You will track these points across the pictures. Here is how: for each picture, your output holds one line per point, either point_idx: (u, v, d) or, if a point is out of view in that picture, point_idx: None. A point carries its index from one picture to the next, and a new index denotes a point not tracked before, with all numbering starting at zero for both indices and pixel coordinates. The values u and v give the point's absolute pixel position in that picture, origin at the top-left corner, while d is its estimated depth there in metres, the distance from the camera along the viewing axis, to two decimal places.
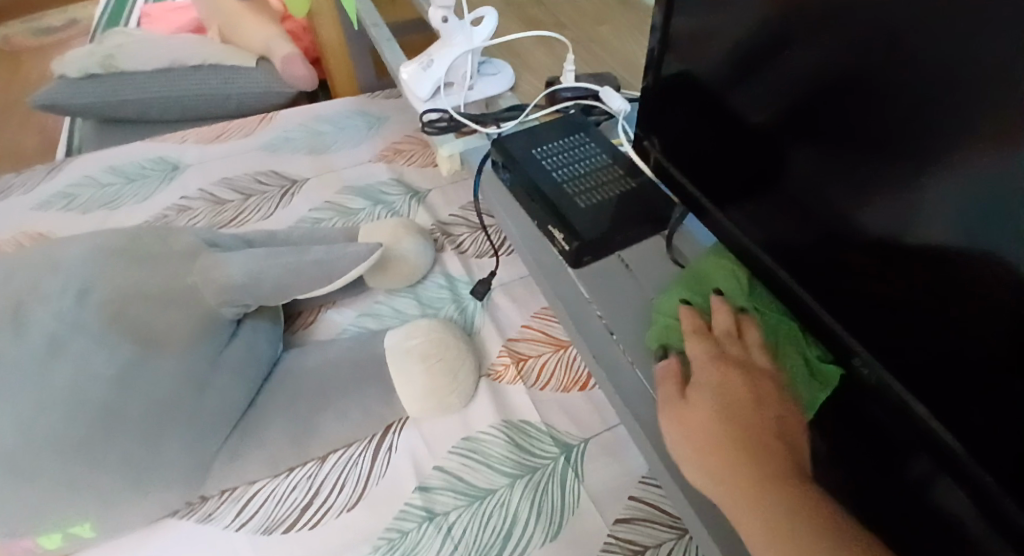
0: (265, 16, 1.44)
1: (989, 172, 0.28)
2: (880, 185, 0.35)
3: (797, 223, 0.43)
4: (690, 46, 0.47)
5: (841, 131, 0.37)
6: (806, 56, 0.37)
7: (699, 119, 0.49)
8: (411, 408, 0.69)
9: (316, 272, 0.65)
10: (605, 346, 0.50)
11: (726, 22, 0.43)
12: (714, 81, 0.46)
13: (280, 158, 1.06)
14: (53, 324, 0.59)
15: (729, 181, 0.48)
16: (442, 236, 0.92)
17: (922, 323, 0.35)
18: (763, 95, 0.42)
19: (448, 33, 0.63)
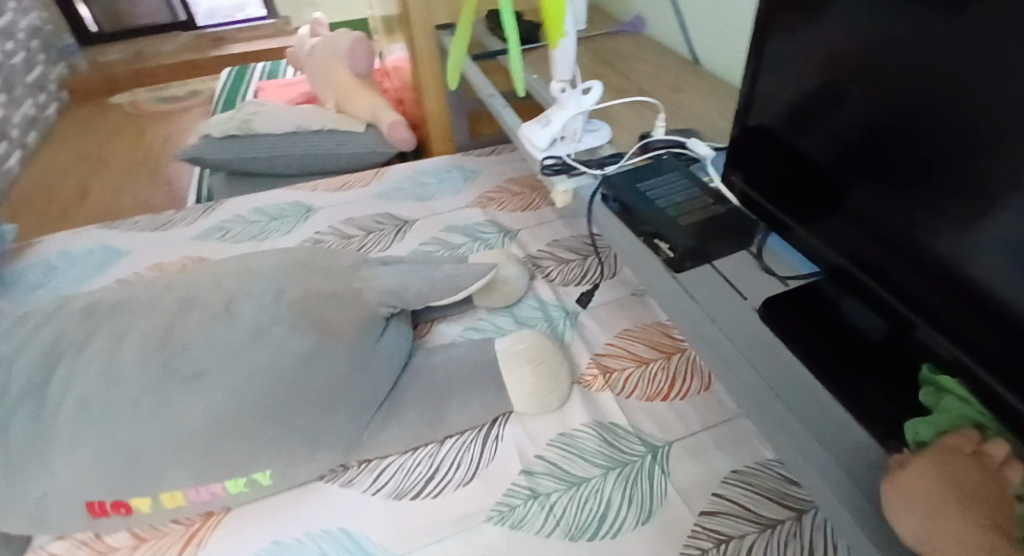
0: (374, 90, 1.69)
1: (1010, 177, 0.40)
2: (937, 200, 0.47)
3: (869, 235, 0.54)
4: (768, 103, 0.61)
5: (904, 163, 0.49)
6: (864, 106, 0.51)
7: (781, 160, 0.62)
8: (517, 402, 0.81)
9: (448, 283, 0.81)
10: (705, 327, 0.59)
11: (799, 85, 0.57)
12: (790, 129, 0.60)
13: (393, 203, 1.25)
14: (255, 314, 0.75)
15: (808, 204, 0.60)
16: (533, 267, 1.07)
17: (979, 304, 0.45)
18: (836, 138, 0.55)
19: (563, 99, 0.80)
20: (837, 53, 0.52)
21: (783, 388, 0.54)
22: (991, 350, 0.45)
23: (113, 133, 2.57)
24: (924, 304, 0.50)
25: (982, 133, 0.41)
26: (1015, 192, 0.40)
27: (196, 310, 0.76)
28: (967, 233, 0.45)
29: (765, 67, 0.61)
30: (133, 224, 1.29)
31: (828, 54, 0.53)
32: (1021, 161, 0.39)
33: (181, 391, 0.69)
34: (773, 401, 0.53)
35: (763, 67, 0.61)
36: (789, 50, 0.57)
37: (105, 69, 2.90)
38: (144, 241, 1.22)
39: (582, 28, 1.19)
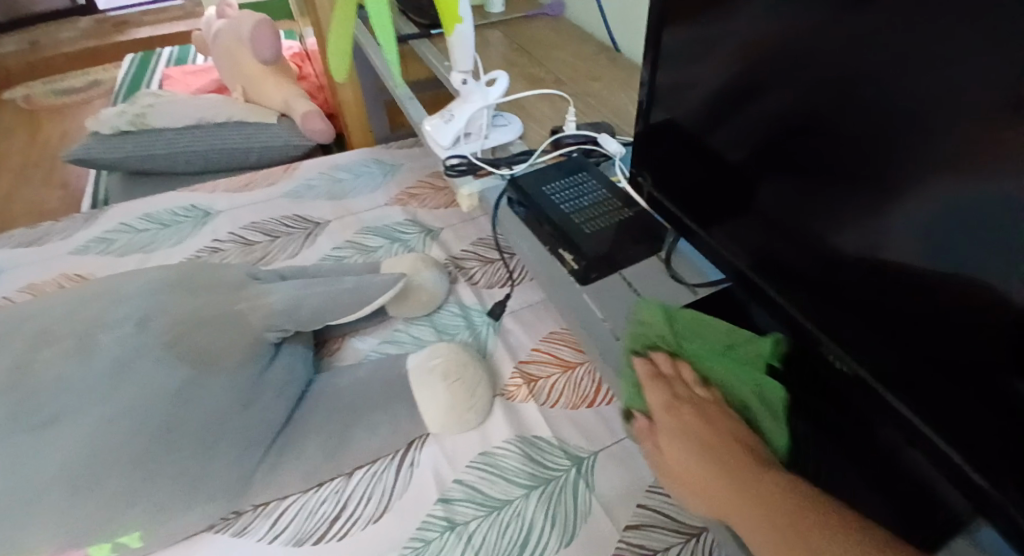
0: (285, 78, 1.57)
1: (918, 185, 0.36)
2: (834, 205, 0.44)
3: (769, 240, 0.51)
4: (675, 97, 0.56)
5: (804, 166, 0.45)
6: (770, 102, 0.46)
7: (684, 158, 0.58)
8: (433, 422, 0.75)
9: (351, 296, 0.73)
10: (611, 346, 0.56)
11: (703, 78, 0.52)
12: (698, 125, 0.55)
13: (304, 204, 1.15)
14: (119, 347, 0.66)
15: (712, 205, 0.56)
16: (455, 269, 1.00)
17: (878, 318, 0.43)
18: (737, 136, 0.51)
19: (466, 92, 0.72)
20: (739, 44, 0.47)
21: None
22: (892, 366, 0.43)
23: (3, 130, 2.33)
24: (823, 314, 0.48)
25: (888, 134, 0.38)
26: (915, 202, 0.37)
27: (51, 348, 0.66)
28: (863, 243, 0.42)
29: (666, 57, 0.56)
30: (4, 237, 1.15)
31: (729, 46, 0.48)
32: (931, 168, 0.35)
33: (30, 446, 0.59)
34: None
35: (667, 58, 0.55)
36: (690, 36, 0.52)
37: None
38: (18, 258, 1.08)
39: (498, 10, 1.11)
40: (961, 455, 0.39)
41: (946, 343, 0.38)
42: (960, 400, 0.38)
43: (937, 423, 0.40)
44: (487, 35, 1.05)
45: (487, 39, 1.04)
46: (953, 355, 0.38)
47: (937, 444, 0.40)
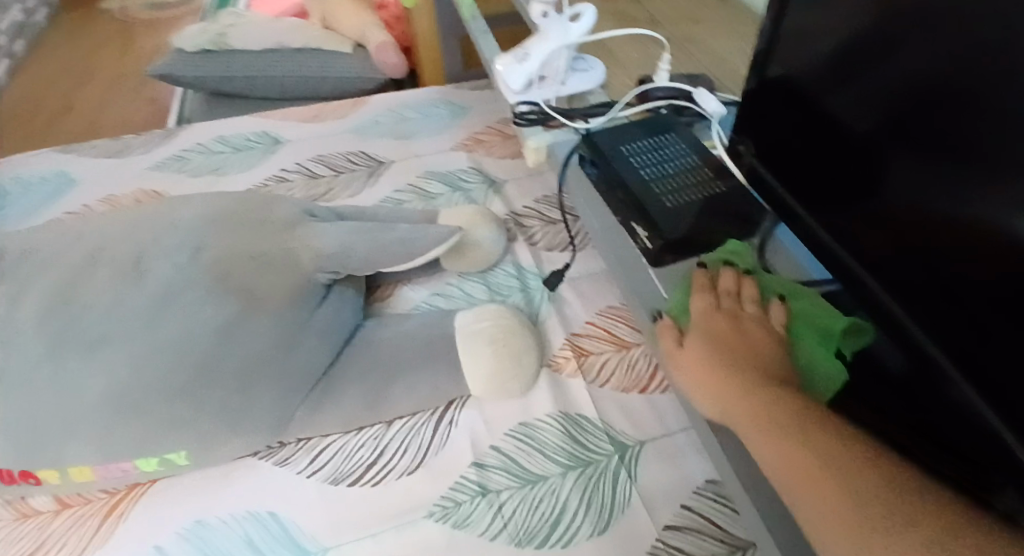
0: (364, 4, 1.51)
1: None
2: (977, 208, 0.34)
3: (889, 239, 0.42)
4: (801, 48, 0.47)
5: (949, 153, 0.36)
6: (924, 63, 0.36)
7: (801, 126, 0.49)
8: (474, 387, 0.72)
9: (399, 248, 0.70)
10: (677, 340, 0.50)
11: (840, 29, 0.42)
12: (822, 86, 0.45)
13: (370, 140, 1.12)
14: (169, 272, 0.65)
15: (826, 187, 0.47)
16: (515, 227, 0.95)
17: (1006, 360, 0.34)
18: (870, 106, 0.41)
19: (548, 27, 0.64)
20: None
21: None
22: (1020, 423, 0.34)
23: (104, 41, 2.42)
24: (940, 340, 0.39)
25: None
26: None
27: (109, 267, 0.67)
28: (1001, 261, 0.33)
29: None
30: (90, 147, 1.19)
31: None
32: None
33: (84, 361, 0.61)
34: None
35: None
36: None
37: None
38: (99, 170, 1.12)
39: None
40: None
41: None
42: None
43: None
44: None
45: None
46: None
47: None
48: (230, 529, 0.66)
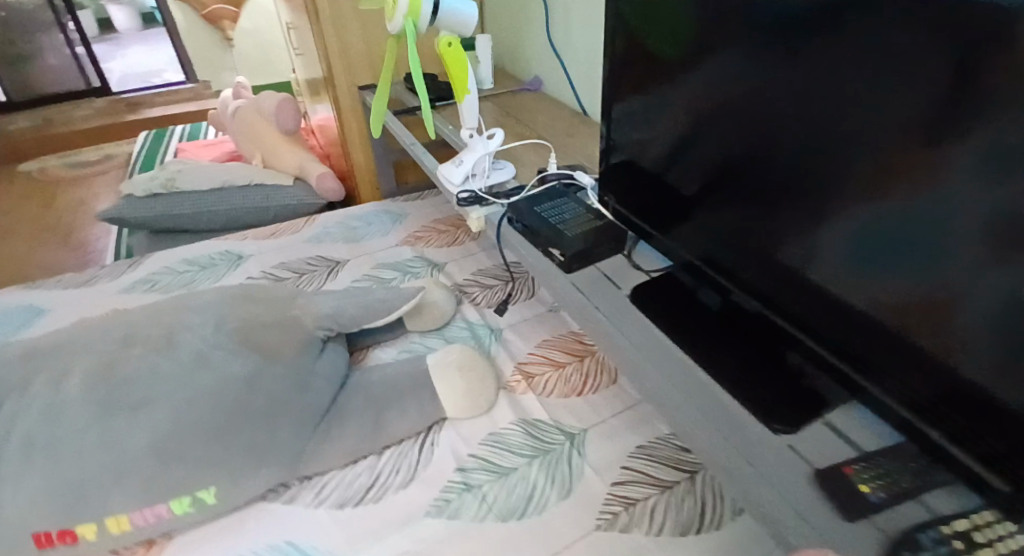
0: (300, 146, 1.79)
1: (858, 187, 0.50)
2: (777, 208, 0.59)
3: (721, 235, 0.68)
4: (637, 142, 0.77)
5: (760, 178, 0.60)
6: (721, 136, 0.64)
7: (650, 180, 0.77)
8: (450, 407, 0.90)
9: (381, 306, 0.92)
10: (589, 311, 0.70)
11: (687, 116, 0.67)
12: (659, 160, 0.74)
13: (324, 246, 1.33)
14: (199, 343, 0.82)
15: (670, 215, 0.75)
16: (460, 294, 1.18)
17: (801, 285, 0.60)
18: (705, 161, 0.67)
19: (473, 143, 0.93)
20: (722, 88, 0.61)
21: (646, 346, 0.66)
22: (811, 321, 0.60)
23: (19, 200, 2.49)
24: (756, 285, 0.65)
25: (827, 148, 0.52)
26: (853, 200, 0.50)
27: (139, 346, 0.82)
28: (802, 234, 0.58)
29: (661, 97, 0.70)
30: (54, 282, 1.30)
31: (710, 88, 0.63)
32: (835, 175, 0.52)
33: (127, 417, 0.75)
34: (643, 360, 0.64)
35: (633, 116, 0.76)
36: (685, 81, 0.66)
37: (10, 137, 2.82)
38: (69, 298, 1.23)
39: (490, 86, 1.36)
40: (867, 378, 0.54)
41: (852, 300, 0.54)
42: (870, 340, 0.54)
43: (851, 359, 0.56)
44: (483, 105, 1.29)
45: (483, 109, 1.27)
46: (857, 308, 0.54)
47: (849, 373, 0.56)
48: None
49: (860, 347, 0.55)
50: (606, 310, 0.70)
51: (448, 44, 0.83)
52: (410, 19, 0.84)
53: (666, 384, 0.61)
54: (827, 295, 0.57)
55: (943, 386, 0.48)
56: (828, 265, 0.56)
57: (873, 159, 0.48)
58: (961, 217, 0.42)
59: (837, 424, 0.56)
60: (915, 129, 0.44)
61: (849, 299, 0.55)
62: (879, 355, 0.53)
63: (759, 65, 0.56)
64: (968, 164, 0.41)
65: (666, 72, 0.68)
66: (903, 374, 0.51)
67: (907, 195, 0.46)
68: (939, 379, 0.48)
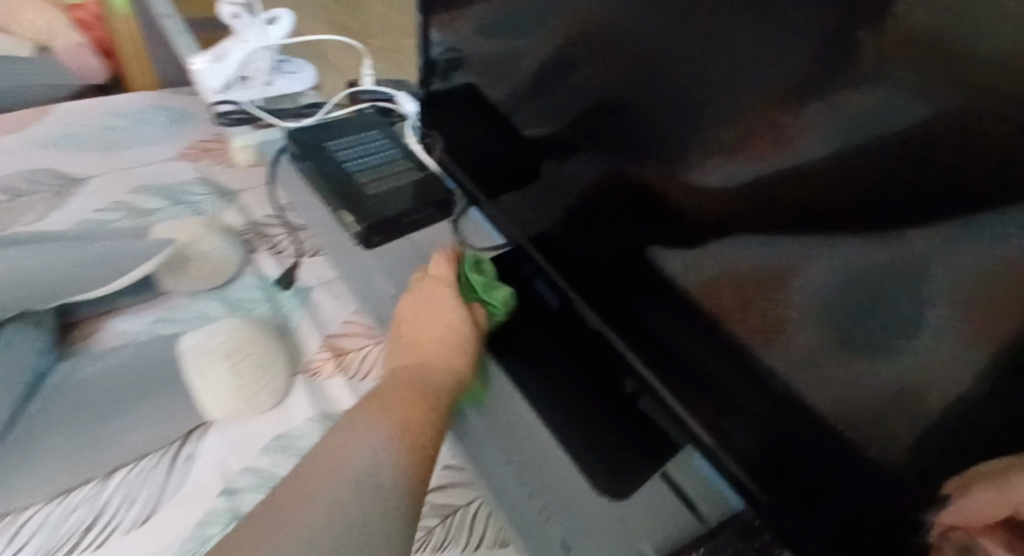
0: (48, 4, 1.29)
1: (732, 155, 0.38)
2: (637, 192, 0.47)
3: (552, 213, 0.57)
4: (493, 64, 0.56)
5: (613, 145, 0.47)
6: (583, 76, 0.47)
7: (473, 124, 0.61)
8: (215, 408, 0.66)
9: (96, 268, 0.67)
10: (384, 308, 0.61)
11: (530, 49, 0.51)
12: (506, 93, 0.56)
13: (58, 156, 0.95)
14: None
15: (494, 177, 0.62)
16: (254, 237, 0.86)
17: (652, 303, 0.50)
18: (547, 113, 0.53)
19: (244, 33, 0.69)
20: (563, 14, 0.45)
21: None
22: (660, 347, 0.50)
23: None
24: (592, 288, 0.55)
25: (692, 105, 0.39)
26: (725, 172, 0.39)
27: None
28: (662, 221, 0.46)
29: (493, 25, 0.53)
30: None
31: (549, 17, 0.47)
32: (711, 133, 0.38)
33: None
34: None
35: (478, 22, 0.55)
36: (522, 8, 0.49)
37: None
38: None
39: None
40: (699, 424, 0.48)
41: (715, 338, 0.45)
42: (733, 388, 0.45)
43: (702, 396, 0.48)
44: None
45: None
46: (719, 348, 0.45)
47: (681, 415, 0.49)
48: None
49: (682, 360, 0.49)
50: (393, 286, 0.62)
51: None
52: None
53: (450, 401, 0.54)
54: (692, 325, 0.47)
55: (779, 433, 0.43)
56: (692, 257, 0.44)
57: (748, 112, 0.36)
58: (859, 195, 0.32)
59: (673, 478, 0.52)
60: (840, 85, 0.31)
61: (715, 335, 0.45)
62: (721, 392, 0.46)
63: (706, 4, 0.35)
64: (875, 128, 0.30)
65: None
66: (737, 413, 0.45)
67: (793, 155, 0.34)
68: (777, 428, 0.43)
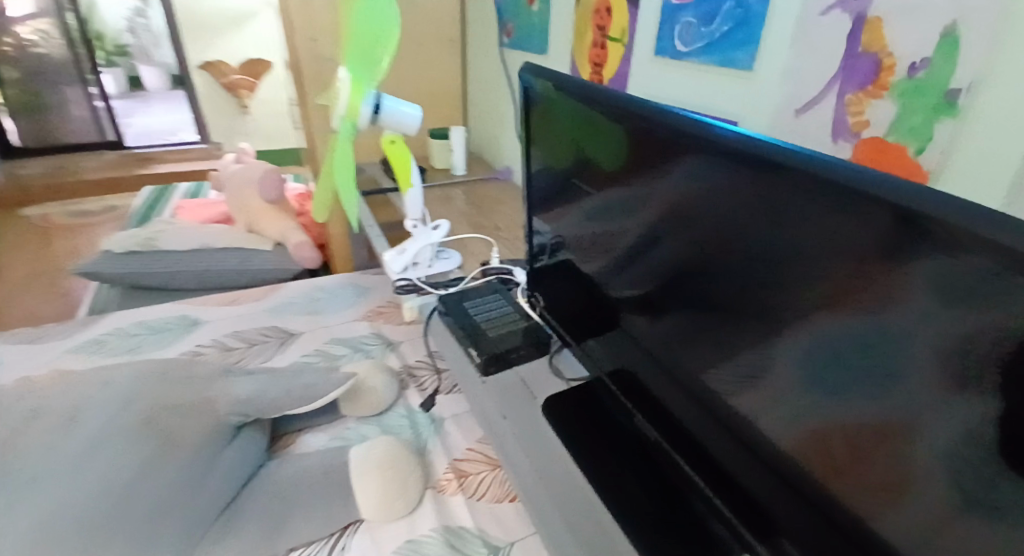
0: (285, 212, 1.82)
1: (798, 321, 0.46)
2: (725, 344, 0.55)
3: (659, 367, 0.66)
4: (585, 237, 0.75)
5: (702, 304, 0.57)
6: (669, 247, 0.60)
7: (590, 290, 0.77)
8: (365, 508, 0.83)
9: (304, 391, 0.91)
10: (497, 425, 0.77)
11: (631, 227, 0.65)
12: (613, 264, 0.70)
13: (280, 318, 1.30)
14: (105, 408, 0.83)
15: (586, 331, 0.78)
16: (407, 377, 1.11)
17: (744, 451, 0.56)
18: (645, 277, 0.65)
19: (418, 234, 0.98)
20: (657, 199, 0.59)
21: (541, 465, 0.71)
22: (741, 487, 0.57)
23: (14, 242, 2.51)
24: (684, 428, 0.64)
25: (759, 270, 0.48)
26: (794, 332, 0.46)
27: (47, 425, 0.81)
28: (750, 371, 0.53)
29: (608, 208, 0.68)
30: (8, 337, 1.25)
31: (646, 204, 0.61)
32: (790, 293, 0.46)
33: (17, 496, 0.73)
34: (529, 472, 0.70)
35: (592, 213, 0.72)
36: (628, 196, 0.64)
37: (17, 181, 2.90)
38: (14, 356, 1.19)
39: (462, 173, 1.39)
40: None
41: (796, 483, 0.51)
42: (809, 530, 0.50)
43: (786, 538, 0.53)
44: (452, 191, 1.31)
45: (450, 194, 1.29)
46: (790, 493, 0.52)
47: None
48: None
49: (745, 484, 0.57)
50: (509, 411, 0.78)
51: (390, 142, 0.99)
52: (348, 119, 0.90)
53: (543, 499, 0.67)
54: (779, 471, 0.53)
55: (826, 543, 0.49)
56: (793, 412, 0.49)
57: (821, 278, 0.42)
58: (919, 358, 0.37)
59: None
60: (897, 266, 0.36)
61: (796, 479, 0.51)
62: (779, 512, 0.53)
63: (759, 199, 0.46)
64: (921, 300, 0.36)
65: (605, 180, 0.67)
66: (793, 528, 0.52)
67: (864, 318, 0.40)
68: (822, 538, 0.49)
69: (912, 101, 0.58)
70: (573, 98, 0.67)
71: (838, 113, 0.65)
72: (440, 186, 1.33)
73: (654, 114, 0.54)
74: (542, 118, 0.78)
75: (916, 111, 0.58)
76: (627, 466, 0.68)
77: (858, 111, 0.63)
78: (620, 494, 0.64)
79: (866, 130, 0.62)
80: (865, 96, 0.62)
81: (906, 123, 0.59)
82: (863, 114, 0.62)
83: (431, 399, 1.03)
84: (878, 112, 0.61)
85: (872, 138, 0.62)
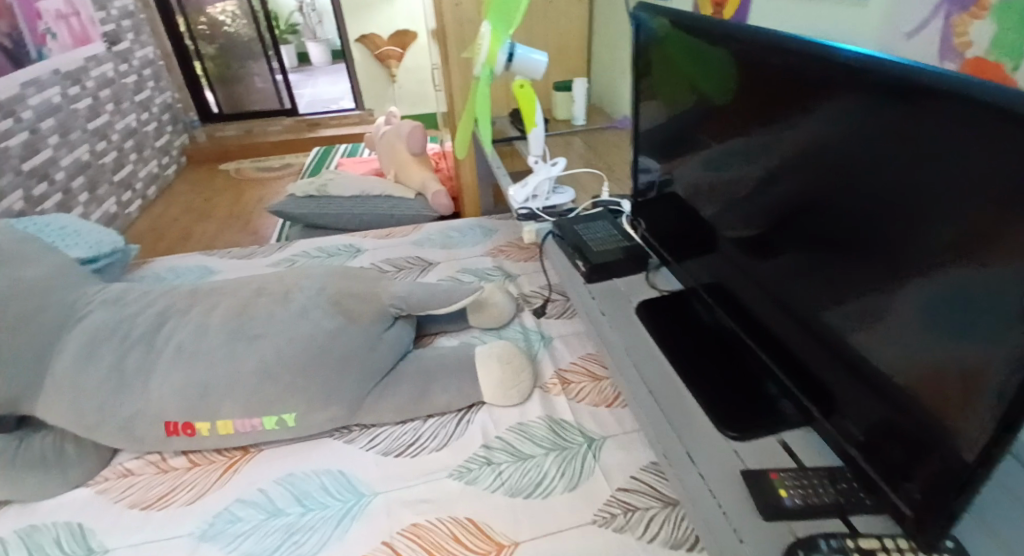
0: (427, 166, 2.08)
1: (923, 259, 0.49)
2: (842, 277, 0.60)
3: (777, 302, 0.72)
4: (687, 171, 0.87)
5: (825, 241, 0.61)
6: (790, 186, 0.65)
7: (703, 226, 0.85)
8: (487, 391, 1.03)
9: (444, 295, 1.13)
10: (595, 317, 0.92)
11: (756, 167, 0.70)
12: (731, 203, 0.77)
13: (424, 249, 1.54)
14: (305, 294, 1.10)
15: (686, 250, 0.90)
16: (523, 302, 1.28)
17: (850, 376, 0.61)
18: (765, 214, 0.71)
19: (538, 169, 1.15)
20: (787, 140, 0.64)
21: (630, 344, 0.85)
22: (831, 397, 0.64)
23: (216, 191, 3.08)
24: (773, 337, 0.73)
25: (886, 207, 0.52)
26: (919, 271, 0.50)
27: (265, 301, 1.09)
28: (869, 306, 0.57)
29: (740, 155, 0.73)
30: (227, 252, 1.61)
31: (775, 146, 0.66)
32: (918, 230, 0.49)
33: (250, 344, 1.00)
34: (617, 348, 0.85)
35: (713, 161, 0.80)
36: (759, 141, 0.69)
37: (218, 142, 3.52)
38: (232, 266, 1.52)
39: (581, 124, 1.52)
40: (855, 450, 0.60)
41: (892, 405, 0.55)
42: (894, 442, 0.56)
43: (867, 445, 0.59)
44: (572, 140, 1.44)
45: (569, 142, 1.43)
46: (887, 413, 0.56)
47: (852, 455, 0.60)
48: (311, 477, 0.91)
49: (837, 393, 0.63)
50: (609, 311, 0.92)
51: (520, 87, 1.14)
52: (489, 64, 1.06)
53: (626, 364, 0.82)
54: (877, 394, 0.57)
55: (892, 437, 0.56)
56: (907, 349, 0.53)
57: (954, 218, 0.45)
58: None
59: (788, 442, 0.68)
60: None
61: (891, 398, 0.56)
62: (846, 401, 0.62)
63: (891, 141, 0.50)
64: None
65: (721, 115, 0.75)
66: (853, 411, 0.61)
67: (997, 262, 0.42)
68: (882, 416, 0.57)
69: (1008, 17, 0.59)
70: (687, 31, 0.77)
71: (944, 37, 0.66)
72: (561, 135, 1.47)
73: (780, 52, 0.61)
74: (662, 66, 0.87)
75: (1013, 29, 0.59)
76: (713, 362, 0.79)
77: (962, 32, 0.63)
78: (704, 380, 0.76)
79: (970, 51, 0.63)
80: (968, 17, 0.63)
81: (1005, 41, 0.60)
82: (967, 35, 0.63)
83: (540, 311, 1.23)
84: (980, 32, 0.62)
85: (974, 58, 0.63)
